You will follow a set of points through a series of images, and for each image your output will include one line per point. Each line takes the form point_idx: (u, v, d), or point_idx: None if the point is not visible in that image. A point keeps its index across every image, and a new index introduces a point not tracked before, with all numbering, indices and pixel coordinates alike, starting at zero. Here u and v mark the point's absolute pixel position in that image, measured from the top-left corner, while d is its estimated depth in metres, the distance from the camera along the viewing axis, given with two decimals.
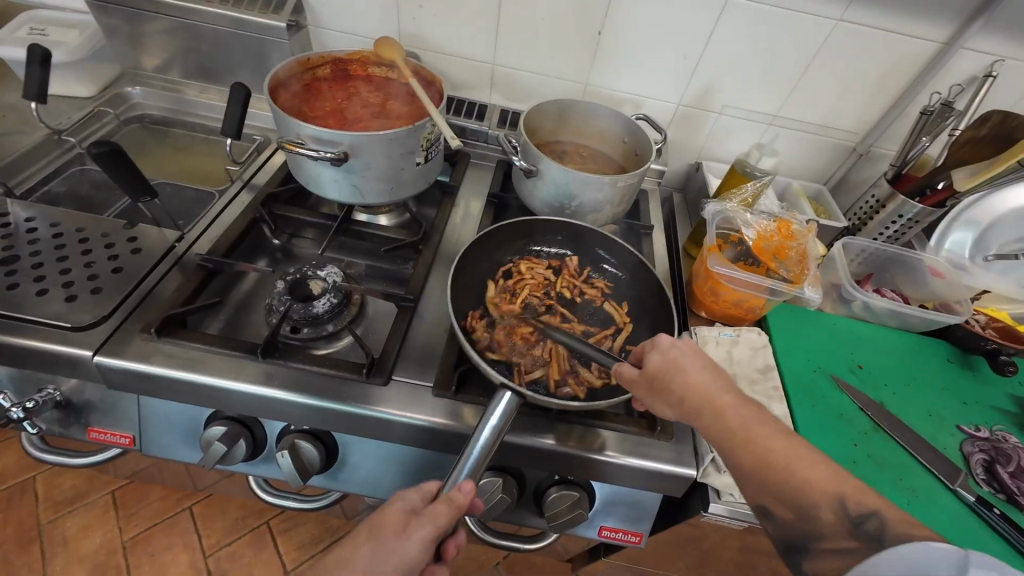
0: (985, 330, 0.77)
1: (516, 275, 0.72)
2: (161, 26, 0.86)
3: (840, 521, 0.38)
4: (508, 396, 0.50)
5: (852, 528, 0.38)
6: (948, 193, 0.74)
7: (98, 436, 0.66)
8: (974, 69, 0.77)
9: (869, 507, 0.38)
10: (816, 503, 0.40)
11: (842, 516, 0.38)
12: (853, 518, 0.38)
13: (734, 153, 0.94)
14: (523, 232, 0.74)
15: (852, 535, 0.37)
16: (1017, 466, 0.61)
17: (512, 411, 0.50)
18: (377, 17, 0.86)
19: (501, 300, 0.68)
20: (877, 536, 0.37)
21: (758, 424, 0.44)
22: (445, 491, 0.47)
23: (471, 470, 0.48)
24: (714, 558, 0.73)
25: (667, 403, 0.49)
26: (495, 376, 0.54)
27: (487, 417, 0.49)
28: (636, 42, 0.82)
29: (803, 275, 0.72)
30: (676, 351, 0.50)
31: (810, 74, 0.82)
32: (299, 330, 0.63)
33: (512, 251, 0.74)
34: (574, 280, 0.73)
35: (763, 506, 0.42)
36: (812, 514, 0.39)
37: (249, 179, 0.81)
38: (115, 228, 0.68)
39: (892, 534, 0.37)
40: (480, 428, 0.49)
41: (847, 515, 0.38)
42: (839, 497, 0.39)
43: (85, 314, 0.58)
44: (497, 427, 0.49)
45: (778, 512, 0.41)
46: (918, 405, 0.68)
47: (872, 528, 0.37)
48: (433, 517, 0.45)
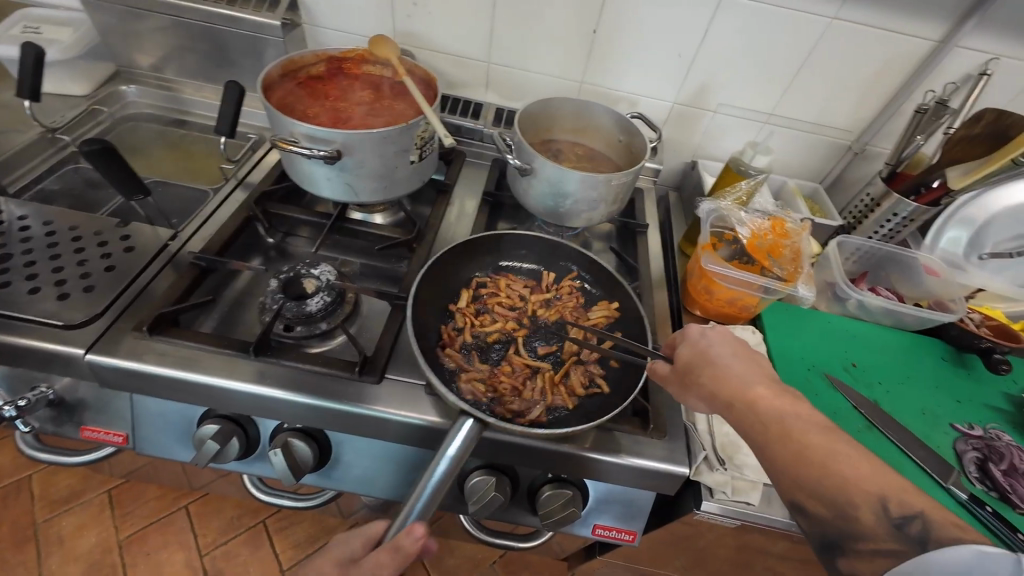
0: (980, 328, 0.77)
1: (492, 290, 0.71)
2: (156, 24, 0.86)
3: (880, 521, 0.37)
4: (467, 425, 0.50)
5: (895, 530, 0.36)
6: (942, 190, 0.75)
7: (91, 435, 0.66)
8: (969, 67, 0.76)
9: (913, 507, 0.36)
10: (857, 503, 0.38)
11: (884, 517, 0.37)
12: (895, 519, 0.36)
13: (729, 151, 0.94)
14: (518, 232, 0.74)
15: (897, 538, 0.36)
16: (1011, 464, 0.61)
17: (472, 440, 0.49)
18: (372, 15, 0.86)
19: (472, 318, 0.67)
20: (920, 538, 0.35)
21: (794, 418, 0.43)
22: (391, 537, 0.45)
23: (427, 503, 0.46)
24: (709, 556, 0.73)
25: (697, 396, 0.49)
26: (450, 396, 0.52)
27: (443, 449, 0.49)
28: (631, 40, 0.82)
29: (797, 273, 0.72)
30: (704, 341, 0.51)
31: (805, 72, 0.82)
32: (292, 328, 0.63)
33: (506, 249, 0.75)
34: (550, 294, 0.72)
35: (797, 502, 0.40)
36: (851, 514, 0.38)
37: (243, 177, 0.81)
38: (109, 226, 0.68)
39: (936, 536, 0.36)
40: (435, 461, 0.48)
41: (889, 517, 0.37)
42: (882, 498, 0.37)
43: (78, 312, 0.58)
44: (454, 458, 0.48)
45: (815, 509, 0.39)
46: (913, 403, 0.68)
47: (916, 530, 0.36)
48: (375, 568, 0.45)
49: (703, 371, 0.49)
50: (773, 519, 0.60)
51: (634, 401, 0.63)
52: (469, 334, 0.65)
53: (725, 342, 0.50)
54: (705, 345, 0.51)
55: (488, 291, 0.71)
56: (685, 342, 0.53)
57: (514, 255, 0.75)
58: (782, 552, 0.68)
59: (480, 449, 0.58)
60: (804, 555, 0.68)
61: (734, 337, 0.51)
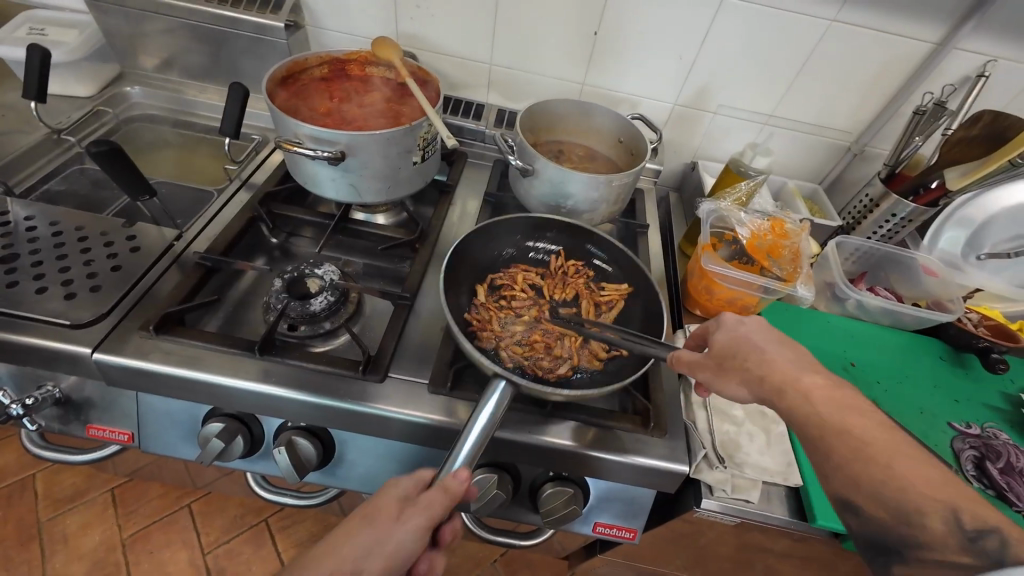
0: (977, 328, 0.78)
1: (507, 278, 0.70)
2: (160, 26, 0.86)
3: (952, 533, 0.35)
4: (502, 387, 0.51)
5: (968, 544, 0.34)
6: (941, 191, 0.75)
7: (97, 433, 0.66)
8: (967, 70, 0.77)
9: (988, 522, 0.34)
10: (926, 512, 0.36)
11: (955, 529, 0.35)
12: (969, 533, 0.34)
13: (729, 152, 0.94)
14: (518, 228, 0.75)
15: (970, 554, 0.34)
16: (1009, 463, 0.62)
17: (507, 401, 0.51)
18: (376, 17, 0.86)
19: (490, 306, 0.66)
20: (995, 553, 0.33)
21: (850, 419, 0.41)
22: (439, 479, 0.47)
23: (468, 457, 0.48)
24: (709, 554, 0.74)
25: (739, 380, 0.47)
26: (485, 365, 0.54)
27: (481, 408, 0.50)
28: (632, 41, 0.83)
29: (797, 273, 0.72)
30: (743, 328, 0.49)
31: (804, 74, 0.83)
32: (297, 328, 0.64)
33: (508, 248, 0.74)
34: (565, 279, 0.72)
35: (851, 502, 0.38)
36: (919, 521, 0.36)
37: (247, 178, 0.81)
38: (114, 227, 0.69)
39: (1010, 552, 0.34)
40: (474, 418, 0.49)
41: (964, 530, 0.35)
42: (954, 509, 0.35)
43: (85, 312, 0.59)
44: (495, 412, 0.50)
45: (871, 511, 0.38)
46: (911, 402, 0.69)
47: (992, 547, 0.34)
48: (415, 513, 0.46)
49: (747, 356, 0.47)
50: (773, 517, 0.60)
51: (635, 400, 0.63)
52: (491, 319, 0.64)
53: (765, 330, 0.48)
54: (745, 333, 0.49)
55: (504, 280, 0.70)
56: (722, 329, 0.51)
57: (518, 249, 0.75)
58: (781, 550, 0.68)
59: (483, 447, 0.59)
60: (805, 553, 0.68)
61: (734, 337, 0.51)
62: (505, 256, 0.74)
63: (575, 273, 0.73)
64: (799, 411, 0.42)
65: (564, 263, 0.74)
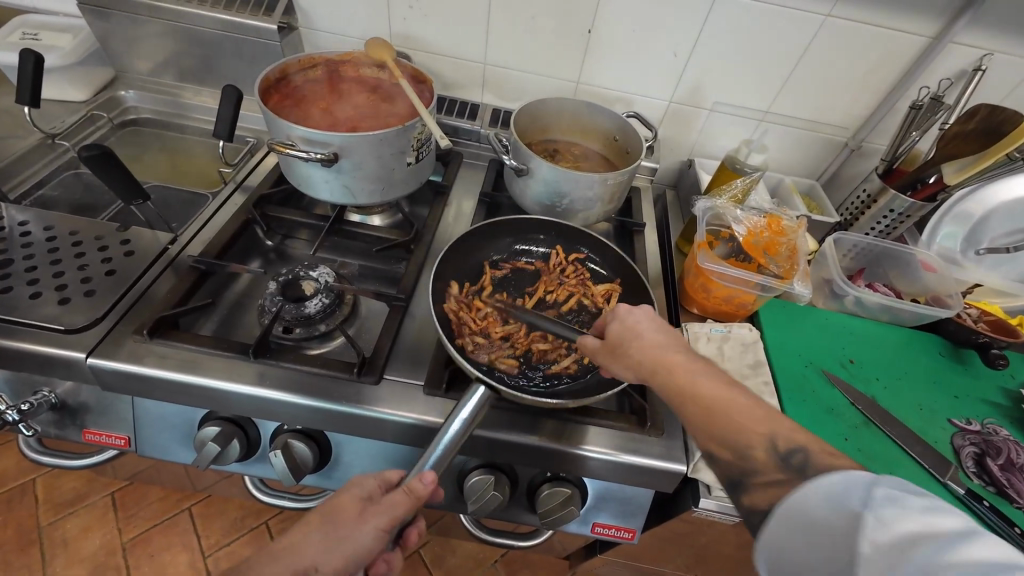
0: (977, 323, 0.77)
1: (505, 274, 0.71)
2: (153, 29, 0.86)
3: (770, 458, 0.38)
4: (480, 391, 0.51)
5: (780, 462, 0.38)
6: (939, 186, 0.74)
7: (94, 438, 0.66)
8: (963, 64, 0.77)
9: (796, 443, 0.38)
10: (751, 443, 0.39)
11: (773, 453, 0.38)
12: (781, 453, 0.38)
13: (725, 149, 0.94)
14: (512, 229, 0.75)
15: (780, 469, 0.37)
16: (1008, 459, 0.61)
17: (485, 406, 0.51)
18: (370, 19, 0.86)
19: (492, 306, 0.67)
20: (802, 466, 0.36)
21: None
22: (407, 480, 0.49)
23: (439, 459, 0.49)
24: (705, 552, 0.74)
25: None
26: (468, 367, 0.54)
27: (459, 410, 0.50)
28: (625, 40, 0.83)
29: (794, 270, 0.72)
30: (633, 318, 0.50)
31: (800, 69, 0.82)
32: (292, 330, 0.63)
33: (507, 241, 0.75)
34: (561, 274, 0.72)
35: (707, 450, 0.42)
36: (746, 452, 0.39)
37: (242, 180, 0.81)
38: (109, 231, 0.68)
39: (816, 464, 0.36)
40: (449, 420, 0.50)
41: (777, 451, 0.38)
42: (772, 437, 0.39)
43: (79, 316, 0.58)
44: (467, 420, 0.50)
45: (720, 454, 0.41)
46: (909, 399, 0.68)
47: (798, 461, 0.37)
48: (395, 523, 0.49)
49: (632, 345, 0.48)
50: None
51: (631, 401, 0.63)
52: (495, 318, 0.65)
53: (653, 320, 0.50)
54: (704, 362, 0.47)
55: (502, 279, 0.71)
56: (615, 319, 0.51)
57: (513, 247, 0.75)
58: None
59: (480, 448, 0.59)
60: None
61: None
62: (500, 253, 0.74)
63: (572, 271, 0.72)
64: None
65: (563, 260, 0.74)
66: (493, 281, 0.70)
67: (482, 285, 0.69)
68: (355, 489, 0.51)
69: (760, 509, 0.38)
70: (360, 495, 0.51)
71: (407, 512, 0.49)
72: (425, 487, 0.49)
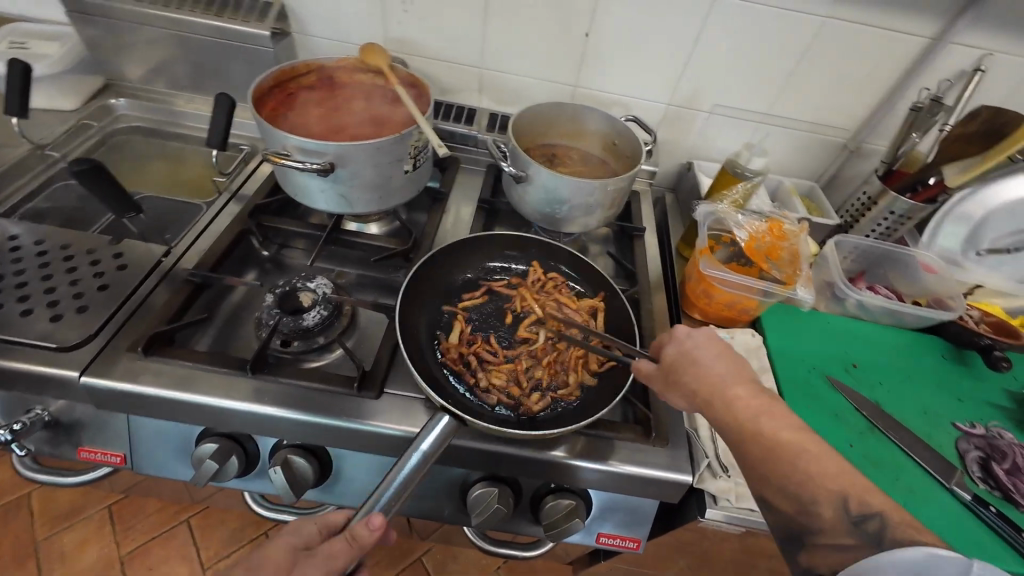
0: (979, 325, 0.77)
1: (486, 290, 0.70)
2: (144, 36, 0.85)
3: (840, 518, 0.38)
4: (444, 421, 0.48)
5: (852, 527, 0.38)
6: (939, 188, 0.73)
7: (89, 455, 0.65)
8: (962, 65, 0.76)
9: (873, 507, 0.38)
10: (818, 500, 0.39)
11: (843, 515, 0.38)
12: (854, 517, 0.38)
13: (724, 152, 0.93)
14: (482, 247, 0.74)
15: (852, 533, 0.38)
16: (1013, 463, 0.61)
17: (449, 435, 0.48)
18: (364, 24, 0.85)
19: (465, 342, 0.63)
20: (876, 535, 0.37)
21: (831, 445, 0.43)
22: (350, 525, 0.46)
23: (392, 498, 0.46)
24: (711, 559, 0.73)
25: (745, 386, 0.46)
26: (433, 399, 0.52)
27: (418, 441, 0.47)
28: (622, 43, 0.82)
29: (797, 276, 0.71)
30: (691, 341, 0.49)
31: (798, 72, 0.82)
32: (290, 344, 0.63)
33: (480, 261, 0.74)
34: (542, 289, 0.71)
35: (778, 494, 0.41)
36: (813, 509, 0.39)
37: (237, 190, 0.80)
38: (101, 244, 0.67)
39: (892, 535, 0.37)
40: (407, 454, 0.47)
41: (849, 514, 0.38)
42: (843, 496, 0.39)
43: (72, 333, 0.57)
44: (426, 453, 0.47)
45: (781, 506, 0.41)
46: (914, 403, 0.68)
47: (872, 528, 0.37)
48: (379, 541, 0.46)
49: (689, 370, 0.47)
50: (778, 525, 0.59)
51: (635, 410, 0.62)
52: (470, 356, 0.61)
53: (711, 345, 0.49)
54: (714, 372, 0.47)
55: (478, 306, 0.68)
56: (672, 343, 0.50)
57: (486, 266, 0.74)
58: (781, 554, 0.68)
59: (482, 462, 0.58)
60: None
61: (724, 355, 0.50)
62: (477, 272, 0.73)
63: (551, 287, 0.71)
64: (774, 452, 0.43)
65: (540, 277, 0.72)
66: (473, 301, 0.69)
67: (454, 322, 0.65)
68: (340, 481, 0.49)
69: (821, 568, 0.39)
70: (294, 545, 0.48)
71: (350, 560, 0.46)
72: (371, 532, 0.45)
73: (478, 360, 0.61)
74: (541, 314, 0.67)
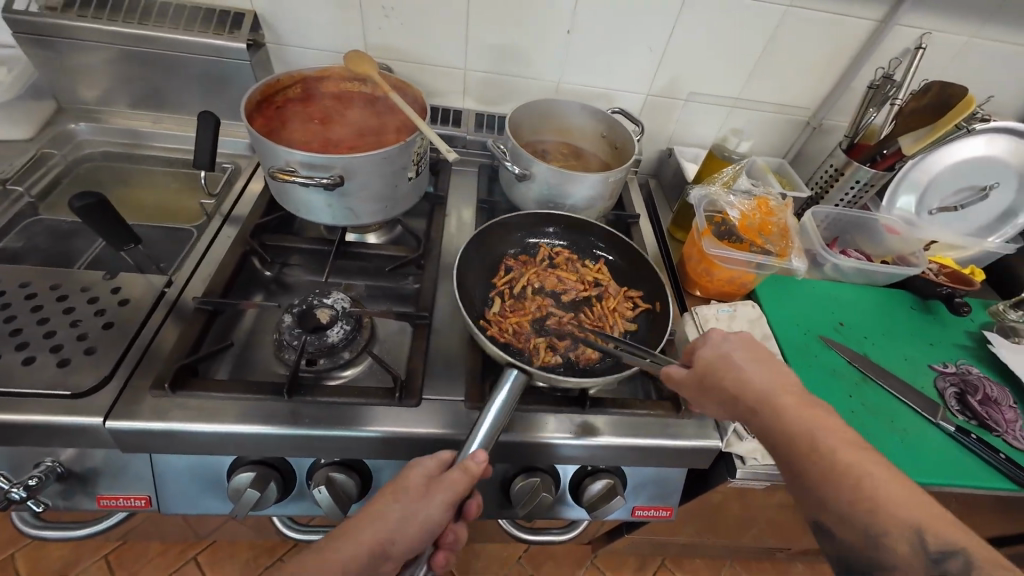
0: (939, 277, 0.87)
1: (520, 265, 0.73)
2: (103, 56, 0.80)
3: (916, 554, 0.39)
4: (515, 373, 0.53)
5: (932, 564, 0.38)
6: (897, 156, 0.81)
7: (109, 502, 0.62)
8: (907, 43, 0.84)
9: (949, 541, 0.39)
10: (891, 534, 0.40)
11: (921, 551, 0.39)
12: (933, 555, 0.38)
13: (702, 136, 0.98)
14: (514, 230, 0.75)
15: (932, 571, 0.38)
16: (984, 394, 0.70)
17: (520, 387, 0.53)
18: (344, 32, 0.83)
19: (510, 308, 0.67)
20: (958, 574, 0.37)
21: None
22: (460, 460, 0.49)
23: (489, 433, 0.51)
24: (731, 517, 0.79)
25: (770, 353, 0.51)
26: (498, 353, 0.56)
27: (496, 394, 0.52)
28: (603, 38, 0.84)
29: (788, 248, 0.77)
30: (727, 345, 0.53)
31: (765, 57, 0.87)
32: (315, 362, 0.61)
33: (519, 236, 0.76)
34: (572, 261, 0.74)
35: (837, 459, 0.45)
36: (886, 544, 0.40)
37: (228, 212, 0.77)
38: (96, 280, 0.63)
39: (976, 573, 0.37)
40: (490, 402, 0.52)
41: (927, 553, 0.39)
42: (918, 529, 0.40)
43: (86, 377, 0.54)
44: (506, 402, 0.52)
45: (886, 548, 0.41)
46: (895, 352, 0.76)
47: (954, 566, 0.38)
48: None
49: (725, 376, 0.51)
50: None
51: (659, 387, 0.66)
52: (513, 324, 0.65)
53: (722, 343, 0.54)
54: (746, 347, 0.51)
55: (514, 273, 0.71)
56: (706, 345, 0.54)
57: (526, 240, 0.76)
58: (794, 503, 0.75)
59: (526, 455, 0.60)
60: None
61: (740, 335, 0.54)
62: (515, 249, 0.75)
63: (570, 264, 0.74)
64: (790, 405, 0.49)
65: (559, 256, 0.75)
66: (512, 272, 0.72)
67: (496, 293, 0.69)
68: (420, 467, 0.50)
69: None
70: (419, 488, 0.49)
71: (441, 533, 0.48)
72: (478, 464, 0.49)
73: (519, 327, 0.65)
74: (560, 290, 0.71)
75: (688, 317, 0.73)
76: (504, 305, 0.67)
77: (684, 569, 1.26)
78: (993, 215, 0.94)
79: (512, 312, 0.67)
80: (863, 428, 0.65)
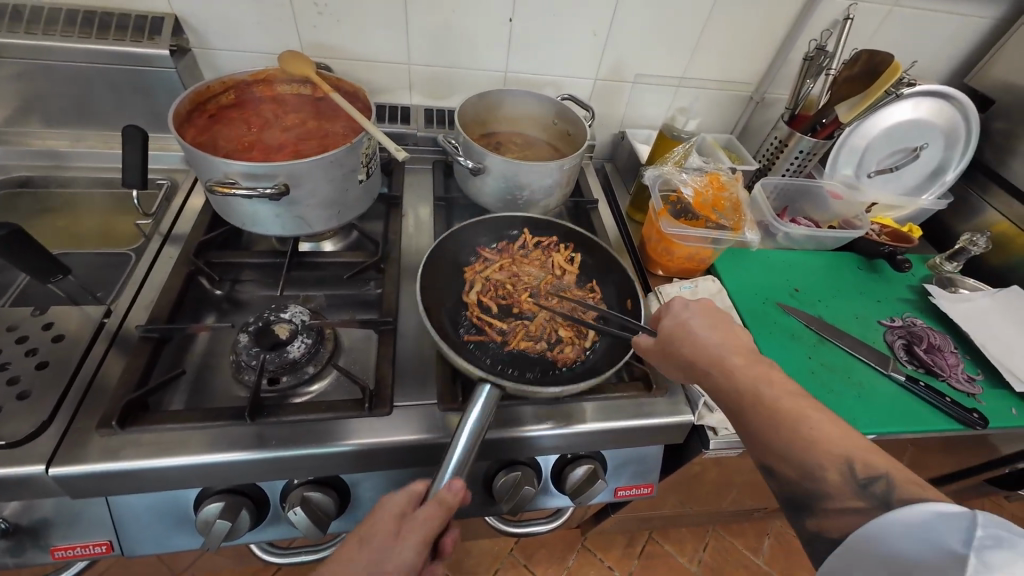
0: (881, 236, 0.92)
1: (494, 254, 0.73)
2: (5, 72, 0.72)
3: (847, 482, 0.41)
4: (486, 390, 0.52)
5: (860, 489, 0.41)
6: (835, 125, 0.84)
7: (64, 554, 0.58)
8: (836, 14, 0.87)
9: (877, 469, 0.41)
10: (825, 465, 0.43)
11: (850, 479, 0.41)
12: (861, 481, 0.41)
13: (651, 117, 1.00)
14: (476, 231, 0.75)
15: (863, 497, 0.40)
16: (928, 343, 0.75)
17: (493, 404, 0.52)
18: (276, 32, 0.79)
19: (483, 297, 0.68)
20: (884, 497, 0.39)
21: None
22: (433, 493, 0.47)
23: (462, 461, 0.48)
24: (709, 485, 0.82)
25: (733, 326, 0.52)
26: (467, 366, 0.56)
27: (470, 412, 0.51)
28: (546, 23, 0.84)
29: (741, 222, 0.80)
30: (687, 313, 0.56)
31: (705, 35, 0.89)
32: (278, 380, 0.59)
33: (495, 228, 0.75)
34: (546, 248, 0.75)
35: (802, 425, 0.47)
36: (819, 475, 0.43)
37: (169, 231, 0.72)
38: (23, 317, 0.58)
39: (899, 495, 0.39)
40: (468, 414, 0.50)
41: (857, 479, 0.41)
42: (850, 461, 0.42)
43: (21, 424, 0.50)
44: (483, 410, 0.51)
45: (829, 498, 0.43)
46: (848, 311, 0.80)
47: (880, 489, 0.40)
48: (424, 521, 0.45)
49: (684, 341, 0.54)
50: None
51: (630, 367, 0.67)
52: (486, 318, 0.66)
53: (691, 319, 0.55)
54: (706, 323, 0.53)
55: (489, 263, 0.72)
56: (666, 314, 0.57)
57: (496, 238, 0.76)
58: None
59: (505, 450, 0.60)
60: None
61: (696, 308, 0.56)
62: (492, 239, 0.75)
63: (542, 252, 0.75)
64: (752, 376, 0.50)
65: (531, 243, 0.75)
66: (488, 261, 0.72)
67: (473, 279, 0.70)
68: (388, 504, 0.48)
69: (829, 534, 0.42)
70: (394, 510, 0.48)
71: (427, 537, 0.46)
72: (454, 494, 0.46)
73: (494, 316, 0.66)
74: (532, 281, 0.71)
75: (652, 297, 0.75)
76: (479, 299, 0.68)
77: (672, 540, 1.30)
78: (925, 174, 0.99)
79: (489, 305, 0.68)
80: (823, 387, 0.68)
